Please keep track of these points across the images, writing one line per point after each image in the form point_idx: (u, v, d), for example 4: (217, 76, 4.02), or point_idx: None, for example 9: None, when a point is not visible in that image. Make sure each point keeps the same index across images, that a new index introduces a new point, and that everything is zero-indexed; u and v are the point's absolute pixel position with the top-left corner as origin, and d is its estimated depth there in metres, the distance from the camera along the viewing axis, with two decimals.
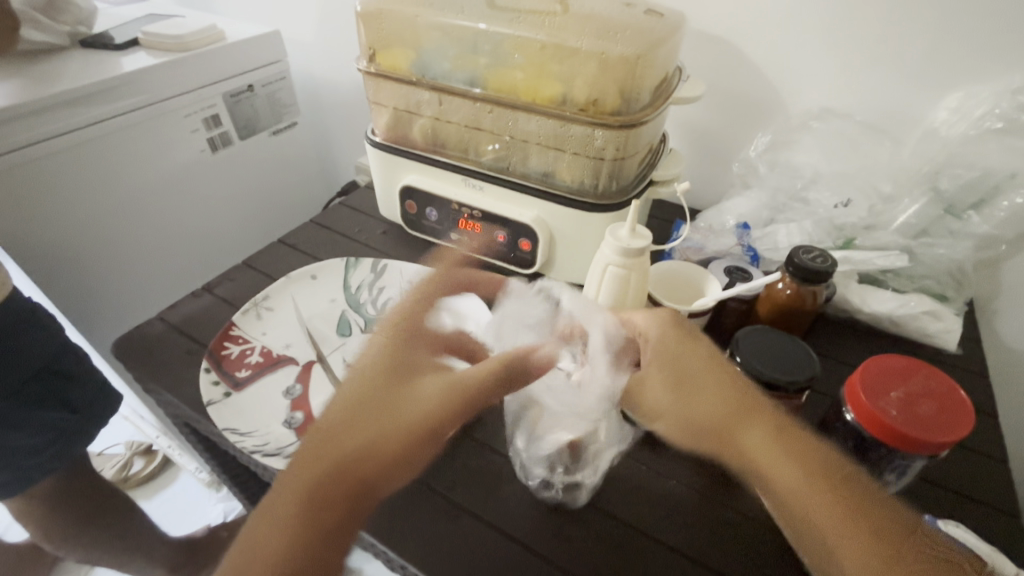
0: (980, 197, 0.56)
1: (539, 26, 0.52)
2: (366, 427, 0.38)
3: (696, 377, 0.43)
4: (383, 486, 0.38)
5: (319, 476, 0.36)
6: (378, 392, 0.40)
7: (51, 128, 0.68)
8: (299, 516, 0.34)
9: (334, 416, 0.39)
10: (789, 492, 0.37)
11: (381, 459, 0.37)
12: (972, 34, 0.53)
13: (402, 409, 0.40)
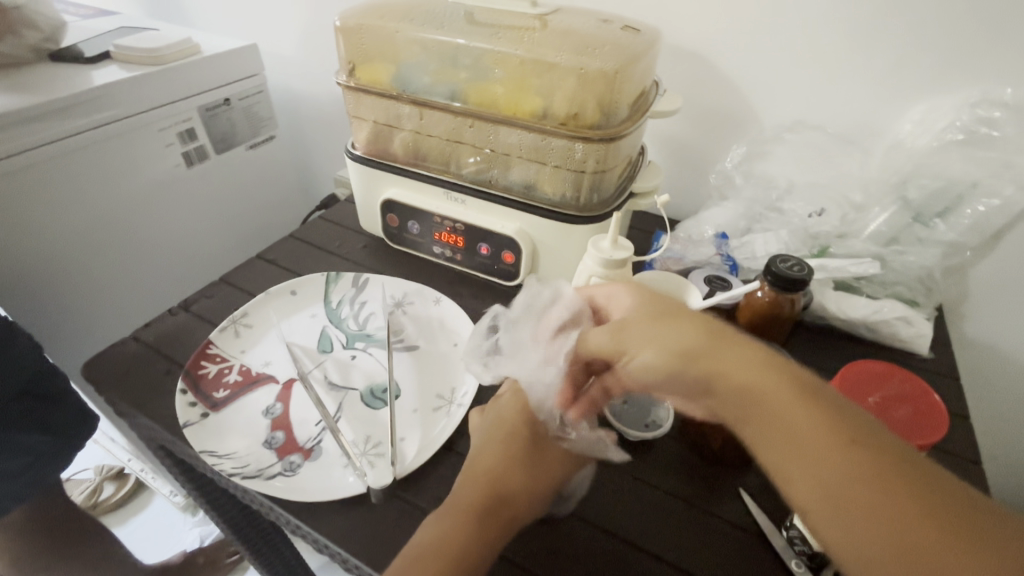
0: (946, 205, 0.59)
1: (519, 42, 0.52)
2: (514, 472, 0.40)
3: (674, 318, 0.38)
4: (527, 513, 0.39)
5: (478, 512, 0.38)
6: (522, 442, 0.42)
7: (20, 142, 0.66)
8: (471, 543, 0.36)
9: (482, 460, 0.41)
10: (794, 431, 0.32)
11: (518, 500, 0.39)
12: (933, 51, 0.55)
13: (547, 459, 0.41)
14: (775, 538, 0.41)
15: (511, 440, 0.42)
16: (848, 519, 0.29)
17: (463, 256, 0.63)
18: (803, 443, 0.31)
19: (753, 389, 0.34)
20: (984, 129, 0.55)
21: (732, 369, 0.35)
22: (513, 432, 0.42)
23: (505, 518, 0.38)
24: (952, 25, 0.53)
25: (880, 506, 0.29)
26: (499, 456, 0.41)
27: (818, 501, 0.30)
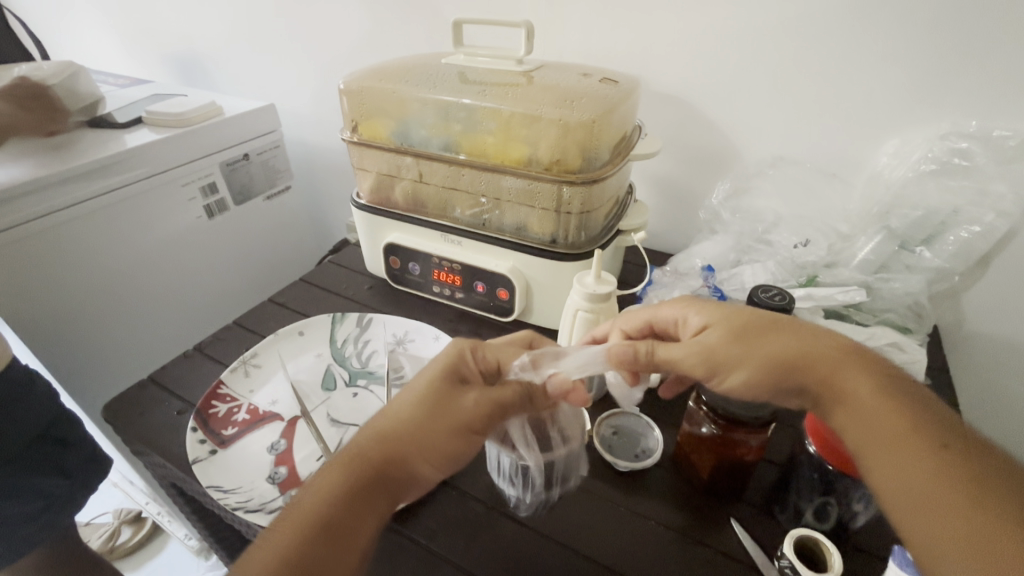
0: (930, 232, 0.60)
1: (506, 97, 0.57)
2: (414, 421, 0.39)
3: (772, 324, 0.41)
4: (419, 469, 0.39)
5: (363, 463, 0.37)
6: (435, 393, 0.41)
7: (59, 201, 0.72)
8: (344, 499, 0.36)
9: (388, 412, 0.40)
10: (873, 410, 0.34)
11: (414, 453, 0.39)
12: (900, 88, 0.58)
13: (455, 408, 0.41)
14: (769, 570, 0.41)
15: (422, 388, 0.41)
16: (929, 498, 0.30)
17: (461, 295, 0.66)
18: (887, 428, 0.33)
19: (848, 374, 0.36)
20: (957, 159, 0.57)
21: (828, 354, 0.37)
22: (427, 379, 0.42)
23: (392, 472, 0.38)
24: (914, 64, 0.56)
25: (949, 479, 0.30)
26: (408, 402, 0.40)
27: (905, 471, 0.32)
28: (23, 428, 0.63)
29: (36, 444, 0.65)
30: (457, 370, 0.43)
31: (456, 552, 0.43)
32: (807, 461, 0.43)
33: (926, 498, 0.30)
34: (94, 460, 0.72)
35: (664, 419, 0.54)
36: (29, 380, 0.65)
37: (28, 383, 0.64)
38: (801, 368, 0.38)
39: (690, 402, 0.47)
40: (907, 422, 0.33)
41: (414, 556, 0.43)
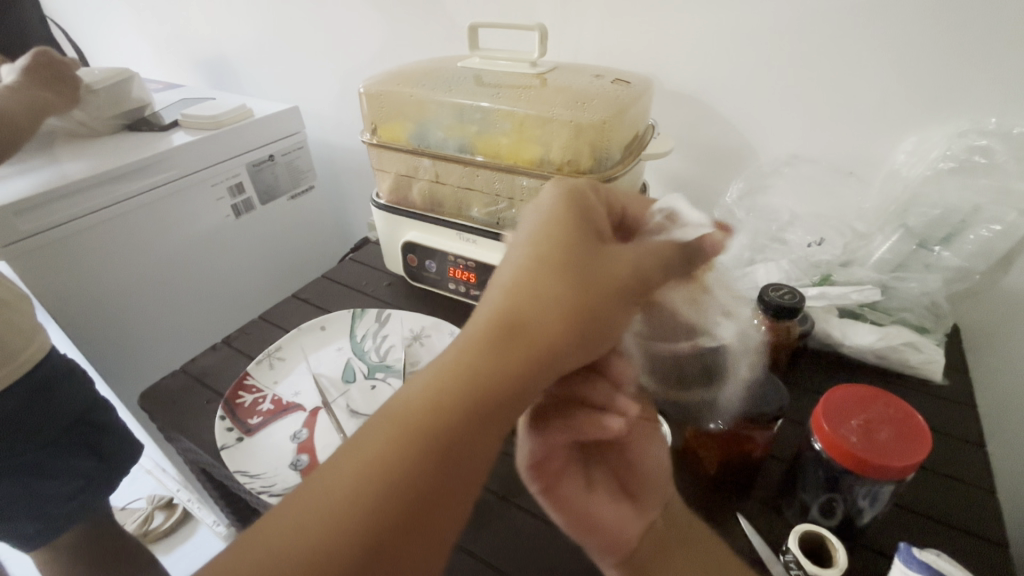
0: (949, 231, 0.59)
1: (519, 99, 0.58)
2: (548, 280, 0.31)
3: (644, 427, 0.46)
4: (559, 343, 0.31)
5: (493, 334, 0.30)
6: (574, 246, 0.33)
7: (98, 201, 0.76)
8: (487, 367, 0.29)
9: (511, 271, 0.32)
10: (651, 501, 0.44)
11: (554, 317, 0.31)
12: (918, 85, 0.57)
13: (604, 266, 0.33)
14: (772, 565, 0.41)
15: (553, 238, 0.33)
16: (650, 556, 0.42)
17: (475, 292, 0.68)
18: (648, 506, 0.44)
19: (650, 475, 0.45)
20: (976, 157, 0.56)
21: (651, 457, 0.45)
22: (554, 223, 0.33)
23: (529, 343, 0.30)
24: (932, 61, 0.56)
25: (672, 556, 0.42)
26: (533, 259, 0.32)
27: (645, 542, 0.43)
28: (64, 413, 0.68)
29: (74, 429, 0.70)
30: (591, 221, 0.35)
31: (467, 539, 0.45)
32: (812, 458, 0.42)
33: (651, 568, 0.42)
34: (127, 444, 0.77)
35: None
36: (69, 369, 0.70)
37: (69, 372, 0.69)
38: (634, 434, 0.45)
39: None
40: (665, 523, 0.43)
41: None
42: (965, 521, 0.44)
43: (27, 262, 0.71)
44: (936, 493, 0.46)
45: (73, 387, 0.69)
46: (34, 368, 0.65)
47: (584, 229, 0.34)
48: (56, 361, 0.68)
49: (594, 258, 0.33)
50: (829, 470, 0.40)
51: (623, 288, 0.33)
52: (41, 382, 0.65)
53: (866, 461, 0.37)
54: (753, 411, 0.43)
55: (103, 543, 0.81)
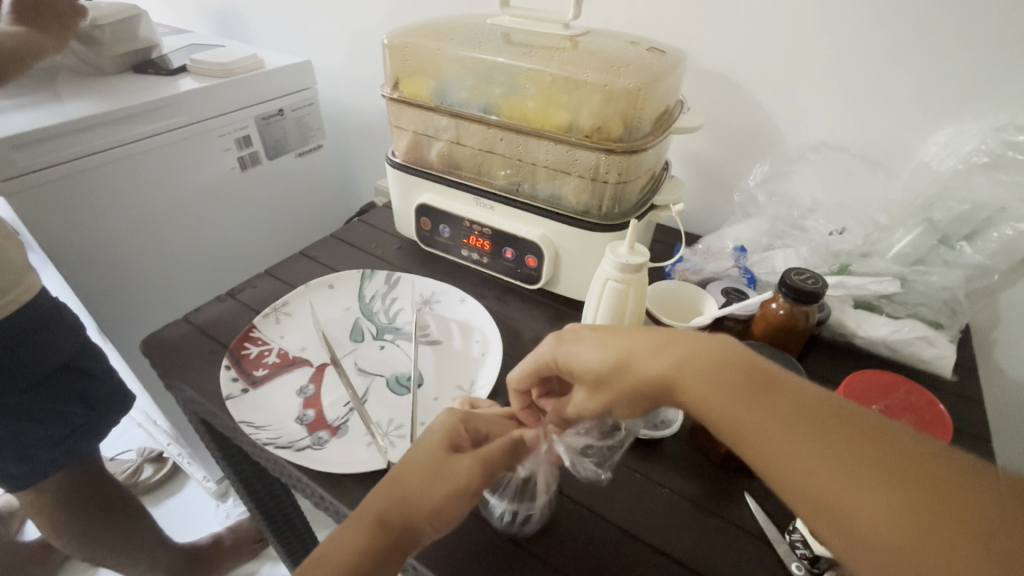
0: (973, 228, 0.58)
1: (550, 60, 0.56)
2: (416, 482, 0.37)
3: (614, 347, 0.38)
4: (428, 526, 0.37)
5: (379, 521, 0.36)
6: (431, 458, 0.39)
7: (103, 142, 0.74)
8: (358, 557, 0.34)
9: (400, 466, 0.39)
10: (747, 431, 0.30)
11: (413, 512, 0.36)
12: (958, 77, 0.56)
13: (454, 468, 0.38)
14: (779, 543, 0.41)
15: (423, 454, 0.39)
16: (844, 490, 0.26)
17: (488, 259, 0.67)
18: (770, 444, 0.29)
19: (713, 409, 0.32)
20: (1011, 153, 0.55)
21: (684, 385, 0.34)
22: (434, 439, 0.40)
23: (401, 534, 0.36)
24: (978, 51, 0.54)
25: (862, 473, 0.26)
26: (408, 467, 0.38)
27: (831, 500, 0.26)
28: (51, 356, 0.67)
29: (59, 373, 0.69)
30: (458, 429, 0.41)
31: None
32: None
33: (872, 524, 0.25)
34: (117, 396, 0.77)
35: None
36: (58, 311, 0.68)
37: (56, 315, 0.68)
38: (634, 364, 0.36)
39: None
40: (796, 425, 0.29)
41: None
42: None
43: (27, 198, 0.69)
44: None
45: (61, 331, 0.68)
46: (19, 309, 0.63)
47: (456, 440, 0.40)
48: (43, 303, 0.66)
49: (453, 462, 0.38)
50: None
51: (465, 486, 0.38)
52: (29, 322, 0.64)
53: None
54: None
55: (88, 491, 0.81)
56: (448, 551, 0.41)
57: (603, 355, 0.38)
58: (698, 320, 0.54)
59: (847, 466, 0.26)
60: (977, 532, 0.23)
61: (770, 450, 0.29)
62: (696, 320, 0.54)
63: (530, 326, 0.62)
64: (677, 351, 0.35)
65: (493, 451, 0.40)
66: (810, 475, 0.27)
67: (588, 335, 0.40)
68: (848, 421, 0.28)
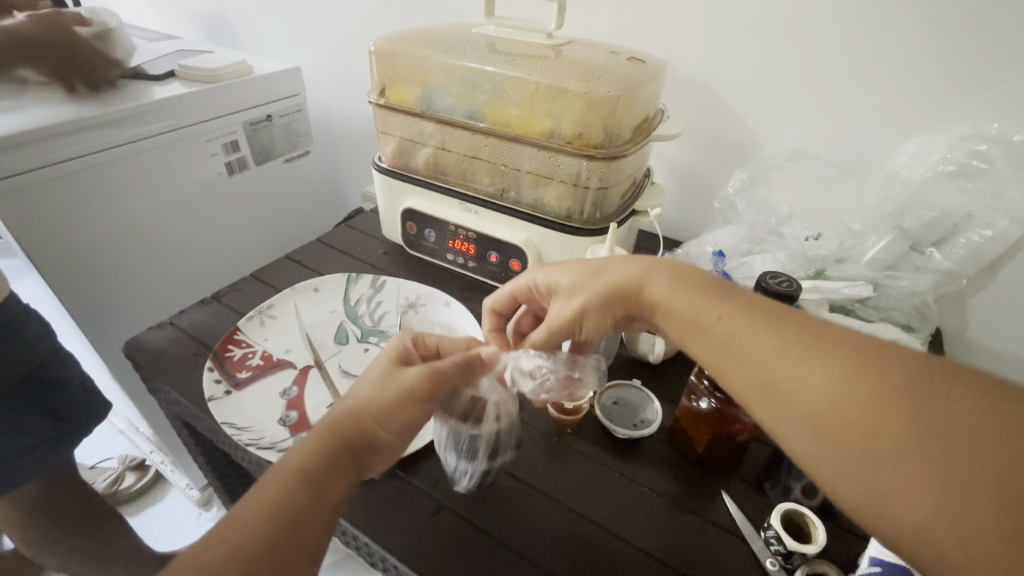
0: (941, 235, 0.60)
1: (533, 68, 0.57)
2: (363, 393, 0.41)
3: (594, 267, 0.46)
4: (380, 429, 0.40)
5: (330, 428, 0.39)
6: (383, 372, 0.43)
7: (88, 145, 0.74)
8: (312, 459, 0.37)
9: (353, 387, 0.42)
10: (712, 325, 0.37)
11: (363, 418, 0.40)
12: (925, 90, 0.58)
13: (403, 377, 0.42)
14: (754, 540, 0.42)
15: (372, 373, 0.43)
16: (785, 360, 0.33)
17: (473, 264, 0.67)
18: (727, 333, 0.36)
19: (683, 309, 0.40)
20: (975, 162, 0.57)
21: (658, 291, 0.41)
22: (382, 361, 0.44)
23: (353, 435, 0.39)
24: (941, 66, 0.56)
25: (801, 347, 0.33)
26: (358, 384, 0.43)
27: (775, 370, 0.33)
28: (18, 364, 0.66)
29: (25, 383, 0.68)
30: (405, 353, 0.45)
31: (456, 501, 0.45)
32: None
33: (805, 386, 0.32)
34: (88, 406, 0.76)
35: (663, 393, 0.56)
36: (24, 316, 0.67)
37: (23, 320, 0.67)
38: (612, 276, 0.44)
39: (691, 376, 0.48)
40: (753, 316, 0.36)
41: (417, 502, 0.45)
42: None
43: (11, 201, 0.68)
44: None
45: (26, 341, 0.67)
46: None
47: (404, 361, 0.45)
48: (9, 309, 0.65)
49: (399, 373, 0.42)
50: None
51: (416, 392, 0.42)
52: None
53: None
54: None
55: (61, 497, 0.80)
56: (430, 550, 0.41)
57: (583, 270, 0.47)
58: None
59: (790, 344, 0.33)
60: (891, 379, 0.30)
61: (727, 337, 0.36)
62: None
63: None
64: (648, 267, 0.43)
65: (445, 364, 0.44)
66: (759, 348, 0.34)
67: (572, 262, 0.49)
68: (793, 316, 0.36)
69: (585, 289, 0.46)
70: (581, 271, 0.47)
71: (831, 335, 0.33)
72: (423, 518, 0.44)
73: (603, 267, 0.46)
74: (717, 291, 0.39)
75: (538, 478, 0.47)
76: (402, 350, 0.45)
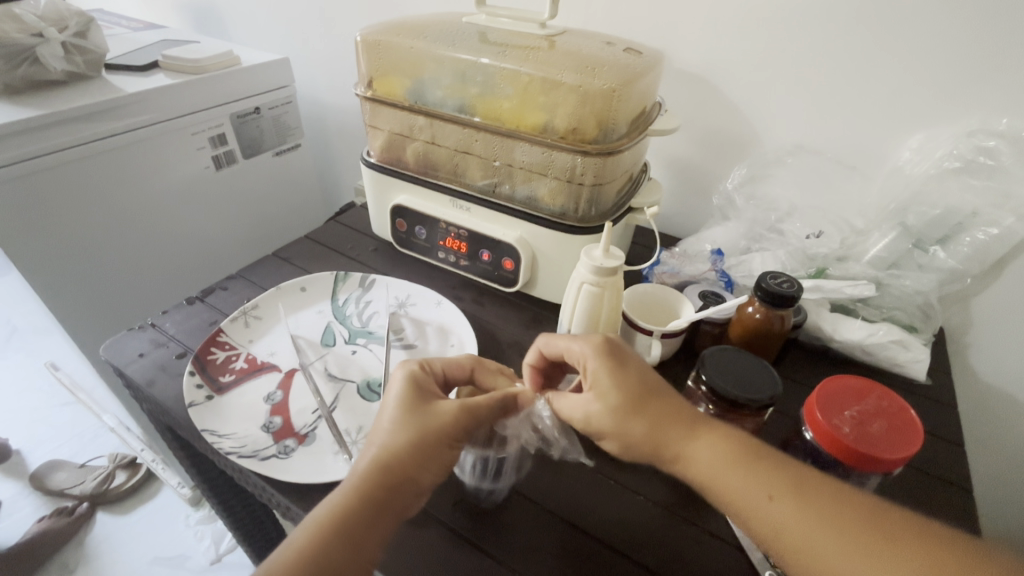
0: (946, 232, 0.58)
1: (526, 59, 0.55)
2: (399, 439, 0.38)
3: (638, 402, 0.40)
4: (422, 478, 0.38)
5: (367, 475, 0.37)
6: (409, 408, 0.40)
7: (70, 138, 0.71)
8: (354, 512, 0.35)
9: (379, 425, 0.40)
10: (761, 512, 0.34)
11: (404, 469, 0.37)
12: (932, 84, 0.56)
13: (436, 413, 0.40)
14: (753, 551, 0.41)
15: (399, 411, 0.40)
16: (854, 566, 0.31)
17: (466, 262, 0.66)
18: (781, 523, 0.34)
19: (727, 484, 0.36)
20: (982, 158, 0.55)
21: (698, 459, 0.37)
22: (399, 396, 0.41)
23: (394, 481, 0.37)
24: (948, 57, 0.54)
25: (866, 548, 0.31)
26: (386, 426, 0.40)
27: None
28: None
29: None
30: (423, 388, 0.42)
31: (445, 511, 0.43)
32: (801, 447, 0.41)
33: None
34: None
35: None
36: None
37: None
38: (655, 427, 0.39)
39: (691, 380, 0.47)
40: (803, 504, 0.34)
41: None
42: (945, 517, 0.44)
43: None
44: (910, 488, 0.46)
45: None
46: None
47: (425, 395, 0.42)
48: None
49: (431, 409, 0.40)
50: (818, 460, 0.40)
51: (452, 426, 0.40)
52: None
53: (858, 452, 0.36)
54: (744, 395, 0.40)
55: None
56: (416, 559, 0.40)
57: (628, 400, 0.40)
58: (674, 323, 0.53)
59: (855, 543, 0.31)
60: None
61: (780, 526, 0.34)
62: (672, 323, 0.54)
63: (506, 329, 0.61)
64: (693, 428, 0.38)
65: (478, 404, 0.41)
66: (824, 550, 0.32)
67: (623, 367, 0.41)
68: (842, 499, 0.34)
69: (620, 430, 0.40)
70: (623, 404, 0.40)
71: (894, 530, 0.32)
72: (410, 530, 0.42)
73: (646, 402, 0.40)
74: (759, 463, 0.36)
75: (533, 487, 0.45)
76: (417, 384, 0.42)
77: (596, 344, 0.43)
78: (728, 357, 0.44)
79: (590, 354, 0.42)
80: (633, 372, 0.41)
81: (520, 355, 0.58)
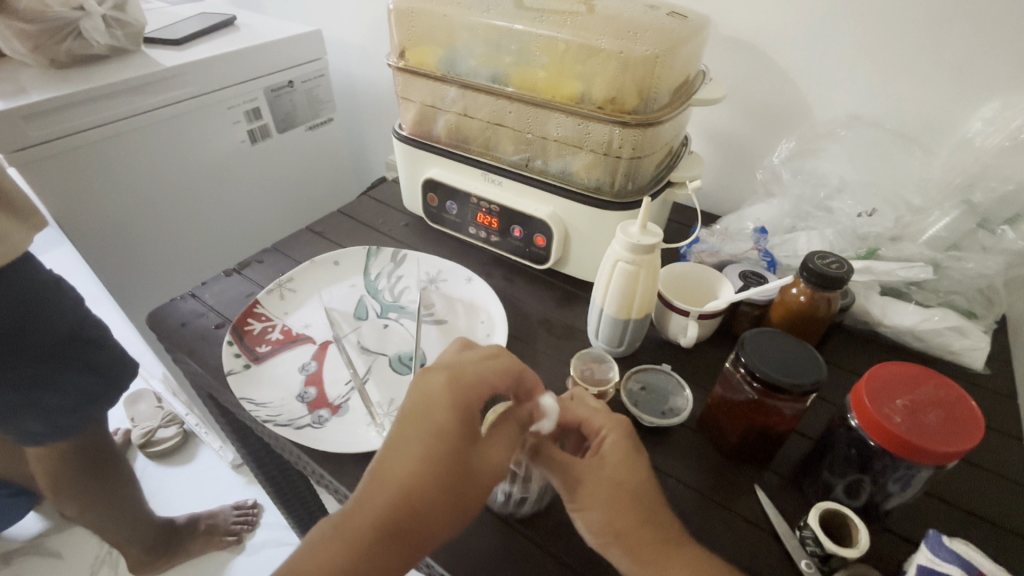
0: (1017, 211, 0.53)
1: (563, 25, 0.53)
2: (428, 494, 0.33)
3: (624, 499, 0.36)
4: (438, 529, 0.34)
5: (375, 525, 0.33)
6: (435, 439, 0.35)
7: (114, 113, 0.73)
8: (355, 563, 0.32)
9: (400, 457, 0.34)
10: None
11: (428, 526, 0.34)
12: (1011, 45, 0.51)
13: (463, 450, 0.35)
14: (788, 539, 0.40)
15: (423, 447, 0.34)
16: None
17: (497, 238, 0.65)
18: None
19: None
20: None
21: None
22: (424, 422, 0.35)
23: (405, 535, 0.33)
24: None
25: None
26: (409, 477, 0.34)
27: None
28: (59, 324, 0.65)
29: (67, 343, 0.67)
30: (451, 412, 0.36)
31: None
32: (845, 435, 0.39)
33: None
34: (121, 361, 0.76)
35: (694, 379, 0.53)
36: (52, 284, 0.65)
37: (52, 288, 0.64)
38: (635, 529, 0.35)
39: (726, 364, 0.44)
40: None
41: None
42: (999, 514, 0.42)
43: (38, 167, 0.68)
44: (961, 482, 0.44)
45: (64, 300, 0.66)
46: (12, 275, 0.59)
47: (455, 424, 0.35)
48: (43, 274, 0.63)
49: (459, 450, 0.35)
50: (863, 449, 0.38)
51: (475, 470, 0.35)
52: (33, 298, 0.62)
53: (909, 443, 0.34)
54: (785, 380, 0.38)
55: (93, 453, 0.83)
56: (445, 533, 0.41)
57: (618, 494, 0.36)
58: (712, 304, 0.51)
59: None
60: None
61: None
62: (710, 304, 0.52)
63: (537, 307, 0.61)
64: (670, 544, 0.35)
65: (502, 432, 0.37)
66: None
67: (628, 457, 0.38)
68: None
69: (604, 520, 0.36)
70: (614, 499, 0.36)
71: None
72: None
73: (636, 497, 0.36)
74: None
75: None
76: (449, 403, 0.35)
77: (621, 425, 0.40)
78: (769, 340, 0.42)
79: (604, 431, 0.39)
80: (636, 465, 0.38)
81: (551, 334, 0.57)
